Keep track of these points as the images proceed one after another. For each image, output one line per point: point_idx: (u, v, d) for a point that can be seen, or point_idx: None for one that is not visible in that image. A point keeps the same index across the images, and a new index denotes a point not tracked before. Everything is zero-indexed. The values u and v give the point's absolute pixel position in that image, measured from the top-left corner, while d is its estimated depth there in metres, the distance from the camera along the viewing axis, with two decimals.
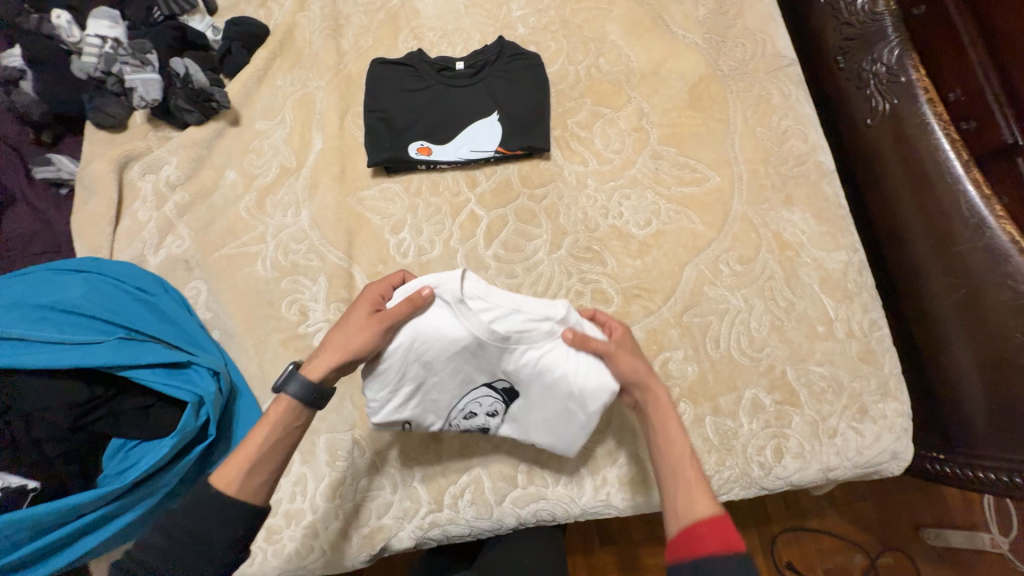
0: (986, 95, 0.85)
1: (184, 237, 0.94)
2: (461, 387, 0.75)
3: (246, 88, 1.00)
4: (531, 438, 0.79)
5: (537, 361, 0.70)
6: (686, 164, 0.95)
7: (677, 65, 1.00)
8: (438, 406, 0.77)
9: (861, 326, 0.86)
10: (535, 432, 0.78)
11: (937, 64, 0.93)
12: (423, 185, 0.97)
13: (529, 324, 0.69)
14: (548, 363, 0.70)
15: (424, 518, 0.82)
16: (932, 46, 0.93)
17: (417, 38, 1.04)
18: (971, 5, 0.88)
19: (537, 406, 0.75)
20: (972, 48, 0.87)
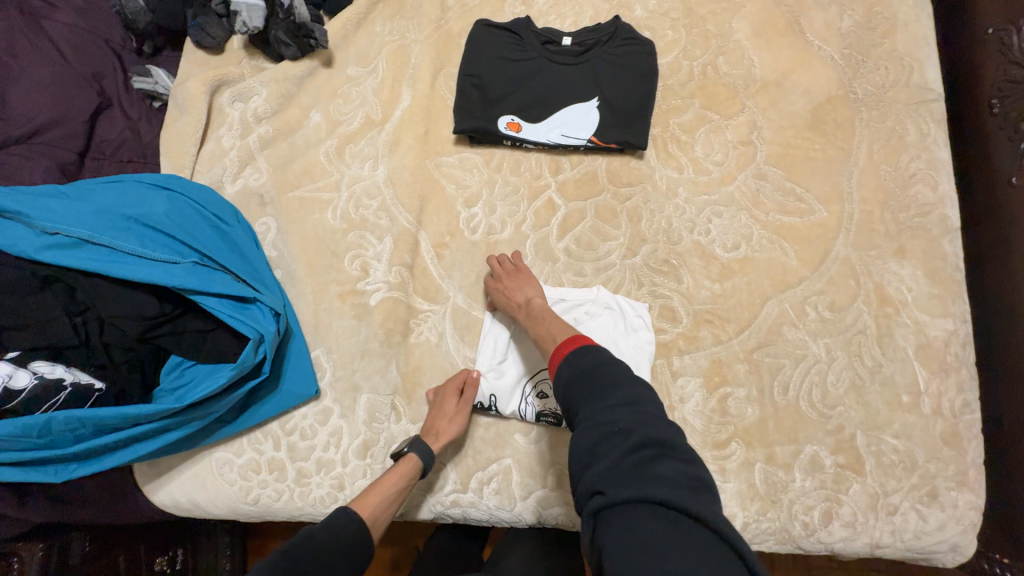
0: None
1: (263, 171, 0.93)
2: (531, 361, 0.83)
3: (344, 29, 0.97)
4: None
5: (594, 331, 0.82)
6: (792, 191, 0.86)
7: (804, 79, 0.90)
8: (516, 384, 0.82)
9: (951, 404, 0.78)
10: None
11: None
12: (504, 162, 0.93)
13: (574, 308, 0.84)
14: (602, 330, 0.82)
15: (449, 492, 0.82)
16: None
17: (525, 4, 0.98)
18: None
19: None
20: None
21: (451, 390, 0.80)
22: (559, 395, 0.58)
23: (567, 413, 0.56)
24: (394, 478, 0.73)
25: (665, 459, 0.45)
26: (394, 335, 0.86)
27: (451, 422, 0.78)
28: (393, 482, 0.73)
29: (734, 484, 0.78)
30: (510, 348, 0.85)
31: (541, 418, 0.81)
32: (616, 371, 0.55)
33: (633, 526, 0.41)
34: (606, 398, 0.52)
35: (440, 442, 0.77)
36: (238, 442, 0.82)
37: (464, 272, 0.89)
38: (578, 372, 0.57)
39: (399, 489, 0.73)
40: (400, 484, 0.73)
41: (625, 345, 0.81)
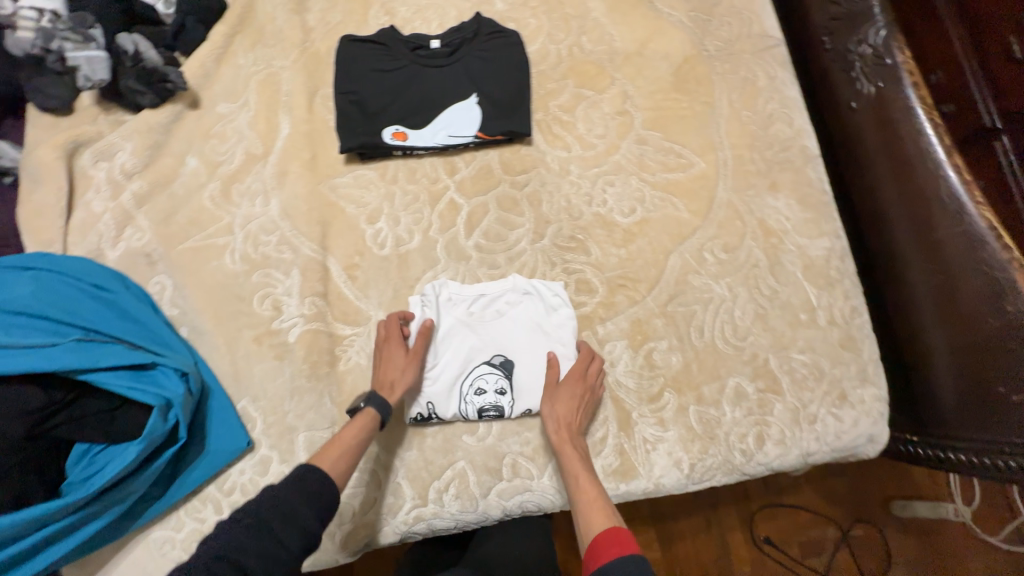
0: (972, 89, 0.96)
1: (145, 229, 0.88)
2: (464, 362, 0.83)
3: (204, 67, 0.94)
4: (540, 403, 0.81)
5: (521, 322, 0.85)
6: (671, 150, 0.92)
7: (661, 45, 0.96)
8: (452, 388, 0.82)
9: (843, 312, 0.86)
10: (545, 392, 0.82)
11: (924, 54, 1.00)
12: (399, 173, 0.92)
13: (494, 301, 0.86)
14: (528, 321, 0.85)
15: (398, 520, 0.80)
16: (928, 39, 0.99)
17: (389, 14, 0.98)
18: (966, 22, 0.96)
19: (532, 369, 0.83)
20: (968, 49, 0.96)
21: (398, 344, 0.80)
22: None
23: None
24: (352, 433, 0.70)
25: None
26: (321, 367, 0.83)
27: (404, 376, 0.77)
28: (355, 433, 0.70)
29: (674, 431, 0.83)
30: (439, 348, 0.83)
31: (483, 414, 0.82)
32: None
33: None
34: None
35: (397, 394, 0.76)
36: (173, 517, 0.77)
37: (381, 289, 0.87)
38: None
39: (361, 446, 0.70)
40: (360, 436, 0.70)
41: (551, 329, 0.84)
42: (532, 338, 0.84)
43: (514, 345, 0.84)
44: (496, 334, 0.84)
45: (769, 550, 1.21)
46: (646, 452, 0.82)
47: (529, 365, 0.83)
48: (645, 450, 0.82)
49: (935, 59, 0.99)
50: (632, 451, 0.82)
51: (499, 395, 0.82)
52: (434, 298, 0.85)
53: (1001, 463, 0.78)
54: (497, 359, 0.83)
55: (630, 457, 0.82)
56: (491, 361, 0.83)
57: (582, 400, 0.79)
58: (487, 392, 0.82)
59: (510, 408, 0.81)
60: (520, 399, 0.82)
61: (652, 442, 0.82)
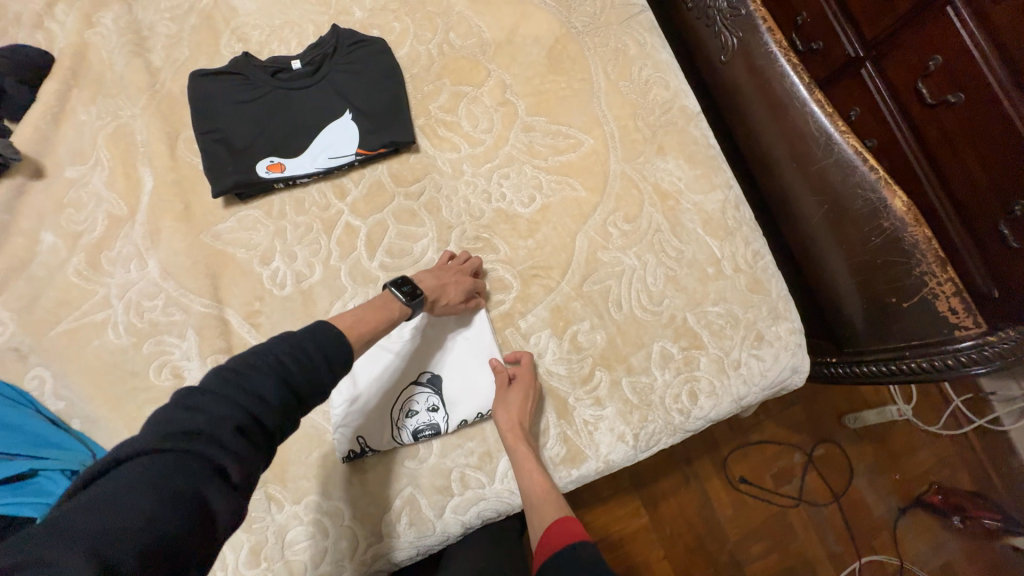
0: (828, 15, 0.97)
1: (6, 321, 0.79)
2: (391, 387, 0.80)
3: (40, 131, 0.84)
4: (475, 411, 0.81)
5: (442, 335, 0.83)
6: (559, 132, 0.92)
7: (530, 29, 0.96)
8: (383, 418, 0.79)
9: (746, 258, 0.90)
10: (478, 400, 0.81)
11: None
12: (286, 206, 0.87)
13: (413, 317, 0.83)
14: (450, 332, 0.84)
15: (353, 566, 0.76)
16: None
17: (242, 41, 0.92)
18: None
19: (463, 381, 0.82)
20: None
21: (449, 267, 0.80)
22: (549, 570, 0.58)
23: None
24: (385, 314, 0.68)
25: None
26: None
27: (455, 291, 0.78)
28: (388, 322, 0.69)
29: (612, 406, 0.84)
30: (364, 379, 0.80)
31: (420, 435, 0.80)
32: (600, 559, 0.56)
33: None
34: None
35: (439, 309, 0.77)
36: None
37: (290, 331, 0.83)
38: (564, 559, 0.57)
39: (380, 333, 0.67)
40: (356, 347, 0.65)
41: (475, 335, 0.84)
42: (456, 348, 0.83)
43: (440, 360, 0.83)
44: (420, 353, 0.82)
45: (745, 488, 1.26)
46: (589, 434, 0.82)
47: (459, 377, 0.82)
48: (588, 432, 0.83)
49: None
50: (576, 436, 0.82)
51: (433, 413, 0.80)
52: None
53: (906, 366, 0.84)
54: (426, 376, 0.82)
55: (575, 442, 0.82)
56: (420, 380, 0.81)
57: (530, 400, 0.79)
58: (420, 413, 0.80)
59: (446, 425, 0.80)
60: (455, 412, 0.81)
61: (593, 422, 0.83)
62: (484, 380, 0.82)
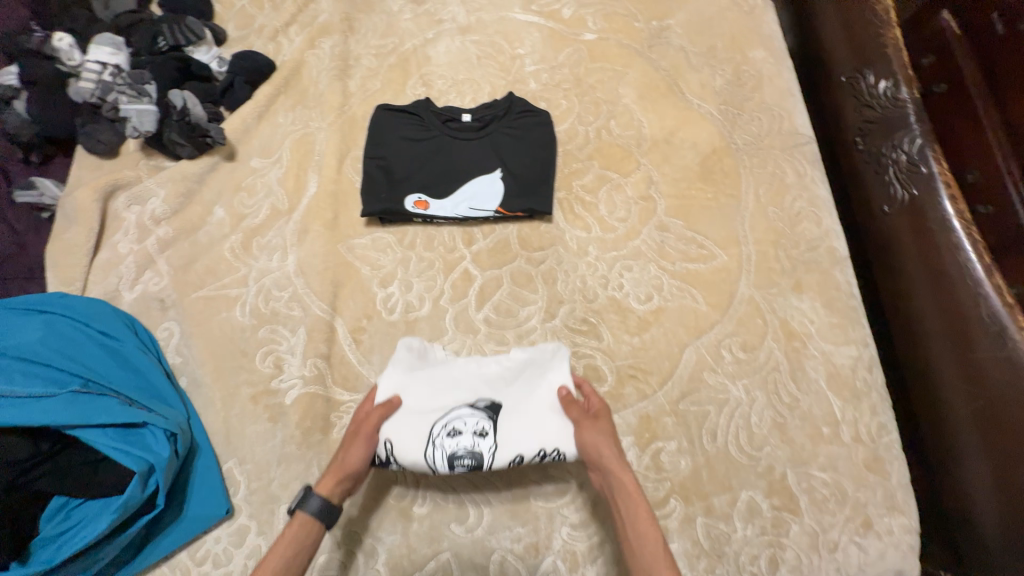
0: (1005, 179, 0.77)
1: (163, 274, 0.89)
2: (440, 405, 0.75)
3: (245, 123, 0.97)
4: (529, 447, 0.71)
5: (507, 376, 0.78)
6: (693, 239, 0.91)
7: (689, 134, 0.97)
8: (422, 429, 0.72)
9: (869, 429, 0.80)
10: (540, 436, 0.71)
11: (953, 139, 0.86)
12: (417, 239, 0.93)
13: (483, 347, 0.81)
14: (517, 367, 0.79)
15: None
16: (953, 121, 0.86)
17: (426, 85, 1.02)
18: (996, 97, 0.80)
19: (521, 412, 0.74)
20: (992, 131, 0.79)
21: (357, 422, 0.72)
22: None
23: None
24: (286, 537, 0.63)
25: None
26: (313, 434, 0.81)
27: (358, 454, 0.69)
28: (283, 545, 0.62)
29: (678, 543, 0.76)
30: (411, 387, 0.77)
31: (456, 462, 0.70)
32: None
33: None
34: None
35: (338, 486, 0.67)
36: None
37: (385, 355, 0.86)
38: None
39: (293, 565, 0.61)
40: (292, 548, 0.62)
41: (551, 368, 0.77)
42: (522, 385, 0.77)
43: (498, 394, 0.76)
44: (479, 377, 0.78)
45: None
46: None
47: (513, 414, 0.74)
48: None
49: (970, 150, 0.82)
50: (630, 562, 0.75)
51: (478, 437, 0.72)
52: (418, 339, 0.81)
53: None
54: (478, 403, 0.75)
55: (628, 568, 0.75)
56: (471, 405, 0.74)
57: (614, 436, 0.68)
58: (463, 437, 0.71)
59: (487, 457, 0.70)
60: (500, 448, 0.71)
61: None
62: (556, 417, 0.72)
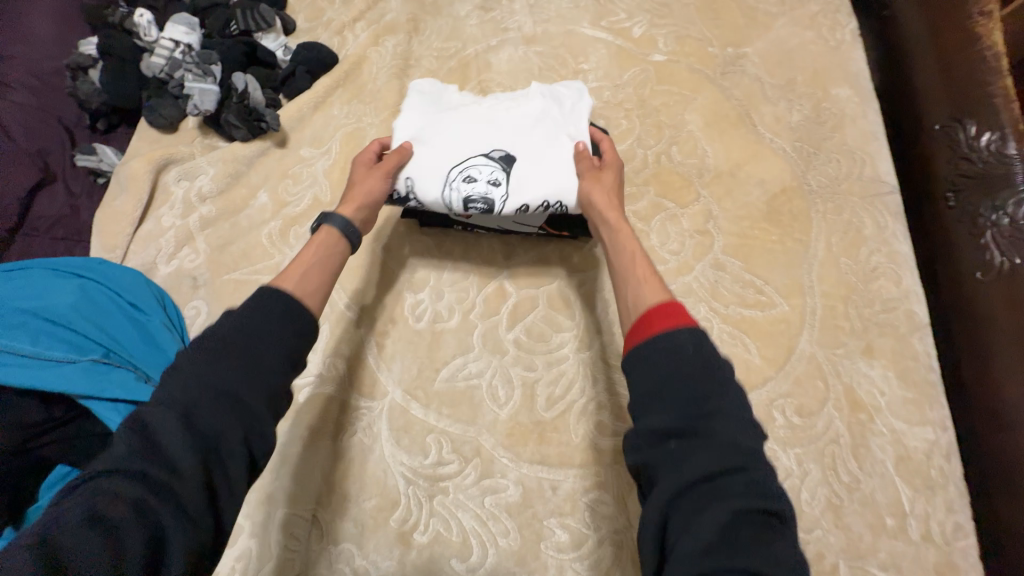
0: None
1: (200, 252, 0.89)
2: (456, 148, 0.74)
3: (300, 112, 0.97)
4: (545, 198, 0.71)
5: (530, 104, 0.78)
6: (752, 283, 0.83)
7: (757, 169, 0.90)
8: (439, 171, 0.72)
9: (942, 529, 0.69)
10: (550, 185, 0.71)
11: None
12: (454, 248, 0.89)
13: (506, 98, 0.79)
14: (540, 105, 0.78)
15: None
16: None
17: (483, 91, 0.99)
18: None
19: (538, 156, 0.73)
20: None
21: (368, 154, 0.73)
22: (654, 382, 0.46)
23: (641, 398, 0.47)
24: (310, 250, 0.62)
25: (727, 472, 0.41)
26: (323, 437, 0.78)
27: (374, 186, 0.69)
28: (315, 246, 0.62)
29: None
30: (428, 135, 0.75)
31: (473, 197, 0.71)
32: (711, 364, 0.46)
33: (705, 518, 0.40)
34: (707, 449, 0.42)
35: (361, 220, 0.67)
36: None
37: (407, 364, 0.82)
38: (663, 366, 0.47)
39: (324, 261, 0.61)
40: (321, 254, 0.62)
41: (571, 121, 0.76)
42: (540, 128, 0.75)
43: (517, 124, 0.76)
44: (504, 100, 0.79)
45: None
46: None
47: (529, 148, 0.74)
48: None
49: None
50: None
51: (496, 172, 0.72)
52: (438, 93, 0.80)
53: None
54: (494, 151, 0.73)
55: None
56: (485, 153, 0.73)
57: (617, 191, 0.69)
58: (477, 184, 0.71)
59: (499, 205, 0.71)
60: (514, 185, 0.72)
61: None
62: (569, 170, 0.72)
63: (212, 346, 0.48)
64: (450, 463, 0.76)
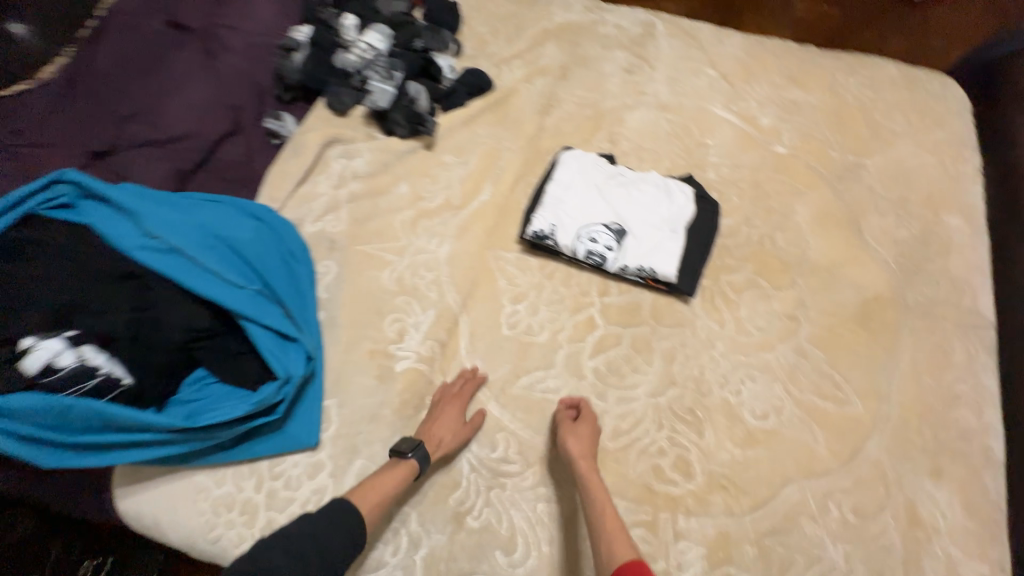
0: None
1: (342, 221, 1.02)
2: (587, 215, 0.97)
3: (452, 125, 1.11)
4: (648, 268, 0.92)
5: (649, 191, 0.99)
6: (830, 377, 0.86)
7: (856, 273, 0.94)
8: (571, 229, 0.96)
9: None
10: (652, 261, 0.92)
11: None
12: (557, 272, 0.98)
13: (632, 181, 1.00)
14: (657, 194, 0.98)
15: None
16: None
17: (611, 142, 1.10)
18: None
19: (648, 237, 0.95)
20: None
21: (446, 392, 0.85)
22: None
23: None
24: (391, 480, 0.74)
25: None
26: (408, 407, 0.86)
27: (447, 422, 0.82)
28: (393, 479, 0.74)
29: None
30: (567, 198, 0.98)
31: (592, 254, 0.94)
32: None
33: None
34: None
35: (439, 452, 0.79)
36: (221, 472, 0.82)
37: (494, 363, 0.90)
38: None
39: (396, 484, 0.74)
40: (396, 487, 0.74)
41: (679, 213, 0.96)
42: (654, 214, 0.96)
43: (636, 207, 0.97)
44: (629, 182, 1.00)
45: None
46: None
47: (642, 228, 0.95)
48: None
49: None
50: None
51: (614, 240, 0.94)
52: (580, 162, 1.02)
53: None
54: (614, 224, 0.95)
55: None
56: (607, 225, 0.95)
57: (592, 442, 0.80)
58: (597, 246, 0.94)
59: (611, 264, 0.94)
60: (624, 254, 0.94)
61: None
62: (669, 253, 0.93)
63: (293, 547, 0.61)
64: (514, 462, 0.83)
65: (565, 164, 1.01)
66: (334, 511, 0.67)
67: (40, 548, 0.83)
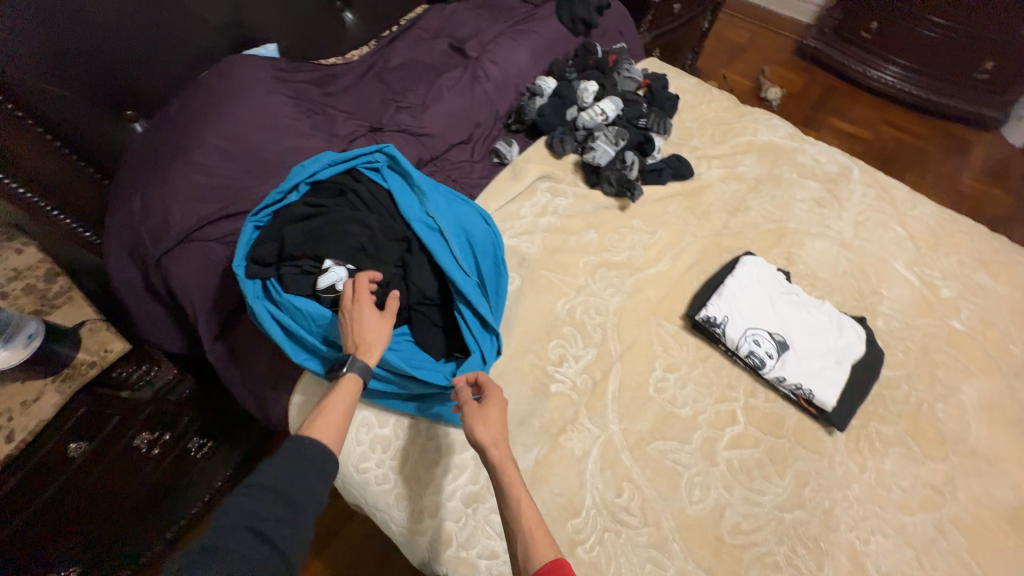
0: None
1: (535, 243, 1.16)
2: (756, 318, 1.04)
3: (648, 198, 1.26)
4: (805, 389, 0.97)
5: (820, 318, 1.05)
6: (968, 566, 0.85)
7: (1015, 474, 0.93)
8: (739, 325, 1.03)
9: None
10: (811, 383, 0.97)
11: None
12: (710, 358, 1.05)
13: (805, 303, 1.07)
14: (827, 324, 1.04)
15: None
16: None
17: (789, 260, 1.18)
18: None
19: (811, 360, 1.00)
20: None
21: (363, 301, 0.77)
22: None
23: None
24: (342, 402, 0.69)
25: None
26: (552, 425, 0.94)
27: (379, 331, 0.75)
28: (342, 396, 0.69)
29: None
30: (741, 297, 1.06)
31: (755, 355, 1.00)
32: None
33: None
34: None
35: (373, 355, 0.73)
36: (387, 416, 0.93)
37: (636, 416, 0.97)
38: None
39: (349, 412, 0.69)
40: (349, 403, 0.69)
41: (845, 350, 1.01)
42: (821, 341, 1.02)
43: (805, 328, 1.03)
44: (802, 303, 1.07)
45: None
46: None
47: (807, 349, 1.01)
48: None
49: None
50: None
51: (775, 350, 1.00)
52: (760, 270, 1.10)
53: None
54: (781, 336, 1.02)
55: None
56: (776, 335, 1.02)
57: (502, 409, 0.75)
58: (760, 349, 1.00)
59: (769, 371, 0.99)
60: (785, 366, 0.99)
61: None
62: (829, 382, 0.97)
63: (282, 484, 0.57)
64: (634, 515, 0.87)
65: (746, 266, 1.10)
66: (294, 452, 0.61)
67: (179, 414, 1.05)
